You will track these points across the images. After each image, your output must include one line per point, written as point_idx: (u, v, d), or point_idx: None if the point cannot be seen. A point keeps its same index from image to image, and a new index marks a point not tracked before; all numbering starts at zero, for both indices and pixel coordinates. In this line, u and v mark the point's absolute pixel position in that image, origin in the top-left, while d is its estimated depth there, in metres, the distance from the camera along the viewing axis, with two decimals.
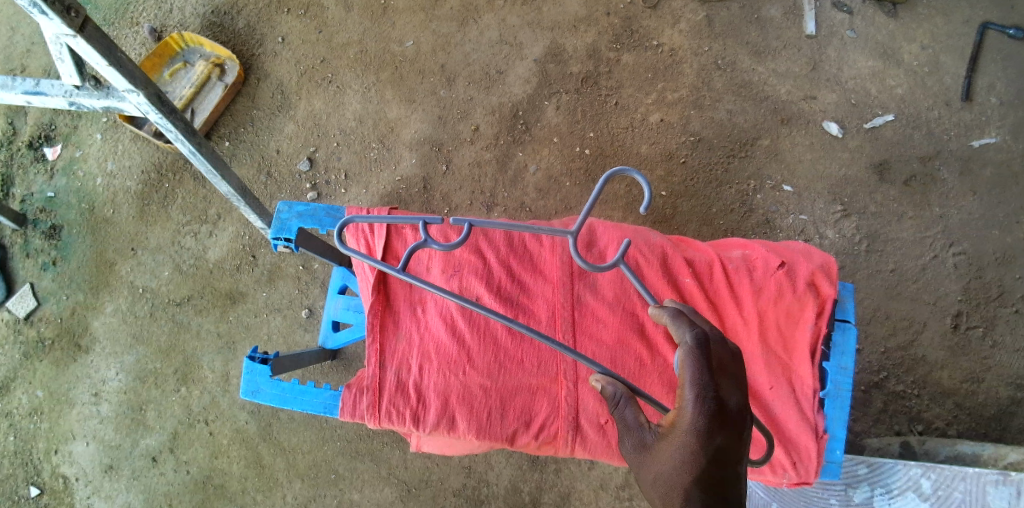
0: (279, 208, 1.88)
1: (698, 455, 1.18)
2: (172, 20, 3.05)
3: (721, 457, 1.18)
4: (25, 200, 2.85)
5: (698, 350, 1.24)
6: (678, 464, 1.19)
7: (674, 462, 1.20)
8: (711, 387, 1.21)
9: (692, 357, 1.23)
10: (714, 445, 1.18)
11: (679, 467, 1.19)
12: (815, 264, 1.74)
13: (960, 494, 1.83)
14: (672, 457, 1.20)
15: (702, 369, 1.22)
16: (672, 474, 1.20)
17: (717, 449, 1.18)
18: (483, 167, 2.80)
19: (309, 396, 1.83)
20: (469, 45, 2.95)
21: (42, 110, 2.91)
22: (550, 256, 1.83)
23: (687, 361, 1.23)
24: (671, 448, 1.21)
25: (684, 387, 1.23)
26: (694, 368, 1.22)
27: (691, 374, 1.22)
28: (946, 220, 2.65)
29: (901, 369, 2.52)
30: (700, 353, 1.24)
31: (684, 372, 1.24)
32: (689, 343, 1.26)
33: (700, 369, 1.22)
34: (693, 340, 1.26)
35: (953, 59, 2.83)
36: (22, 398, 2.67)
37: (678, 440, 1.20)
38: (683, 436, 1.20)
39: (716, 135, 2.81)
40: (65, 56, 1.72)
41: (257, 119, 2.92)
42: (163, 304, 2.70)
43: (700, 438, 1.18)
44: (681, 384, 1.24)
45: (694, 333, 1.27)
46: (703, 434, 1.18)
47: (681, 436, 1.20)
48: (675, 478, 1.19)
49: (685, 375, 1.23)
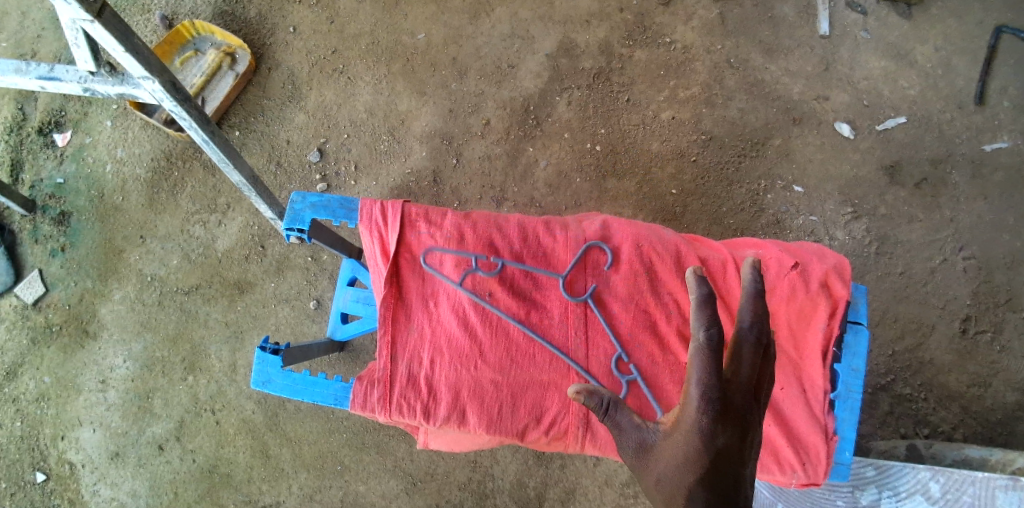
0: (292, 198, 1.84)
1: (701, 455, 1.14)
2: (183, 8, 3.05)
3: (724, 457, 1.14)
4: (33, 186, 2.85)
5: (709, 348, 1.16)
6: (681, 463, 1.15)
7: (677, 461, 1.16)
8: (717, 387, 1.15)
9: (701, 354, 1.16)
10: (717, 446, 1.14)
11: (681, 467, 1.15)
12: (828, 264, 1.74)
13: (968, 498, 1.82)
14: (674, 457, 1.17)
15: (710, 369, 1.16)
16: (675, 476, 1.15)
17: (720, 450, 1.13)
18: (493, 162, 2.79)
19: (321, 387, 1.82)
20: (481, 39, 2.95)
21: (52, 96, 2.92)
22: (563, 250, 1.81)
23: (696, 359, 1.16)
24: (675, 448, 1.18)
25: (690, 385, 1.18)
26: (702, 368, 1.16)
27: (698, 373, 1.16)
28: (957, 223, 2.64)
29: (908, 372, 2.51)
30: (712, 354, 1.15)
31: (691, 370, 1.18)
32: (702, 343, 1.16)
33: (708, 368, 1.15)
34: (708, 339, 1.15)
35: (966, 62, 2.82)
36: (29, 384, 2.68)
37: (681, 439, 1.17)
38: (686, 436, 1.16)
39: (727, 134, 2.80)
40: (81, 41, 1.71)
41: (267, 109, 2.91)
42: (171, 292, 2.71)
43: (704, 438, 1.14)
44: (686, 382, 1.19)
45: (710, 332, 1.16)
46: (706, 434, 1.14)
47: (683, 435, 1.17)
48: (677, 480, 1.15)
49: (692, 373, 1.17)
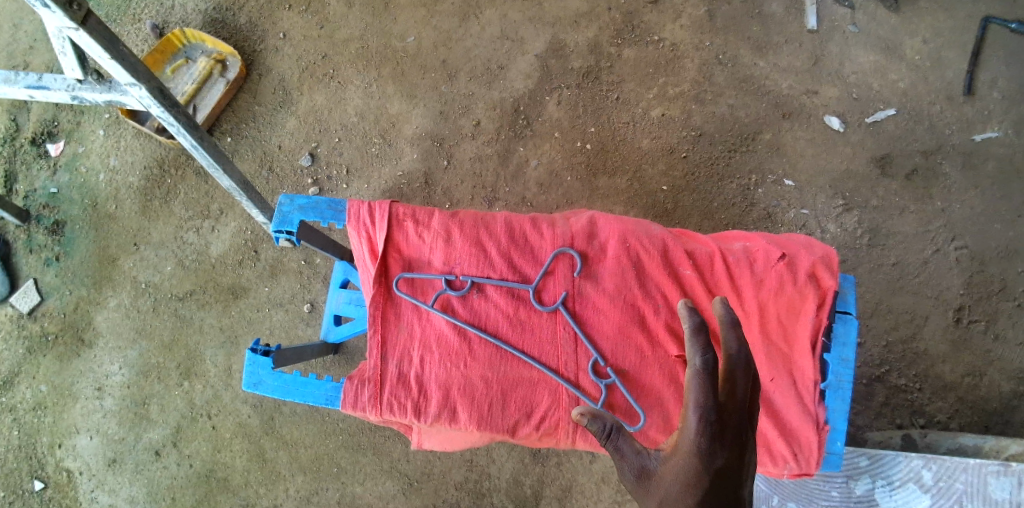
0: (280, 200, 1.85)
1: (701, 475, 1.14)
2: (174, 16, 3.07)
3: (723, 476, 1.14)
4: (28, 196, 2.87)
5: (707, 374, 1.16)
6: (683, 484, 1.15)
7: (680, 484, 1.15)
8: (714, 409, 1.15)
9: (700, 381, 1.16)
10: (716, 465, 1.14)
11: (683, 488, 1.14)
12: (815, 256, 1.74)
13: (961, 485, 1.83)
14: (676, 480, 1.16)
15: (708, 393, 1.16)
16: (677, 498, 1.14)
17: (719, 470, 1.14)
18: (485, 162, 2.80)
19: (311, 388, 1.83)
20: (470, 41, 2.96)
21: (45, 106, 2.94)
22: (551, 247, 1.80)
23: (694, 384, 1.16)
24: (675, 470, 1.17)
25: (688, 408, 1.17)
26: (700, 392, 1.16)
27: (696, 396, 1.16)
28: (948, 213, 2.64)
29: (903, 363, 2.51)
30: (708, 377, 1.16)
31: (689, 393, 1.17)
32: (699, 368, 1.16)
33: (706, 392, 1.16)
34: (704, 365, 1.16)
35: (955, 53, 2.83)
36: (26, 392, 2.69)
37: (681, 460, 1.16)
38: (686, 458, 1.15)
39: (717, 130, 2.80)
40: (68, 50, 1.74)
41: (259, 115, 2.93)
42: (165, 298, 2.71)
43: (704, 457, 1.14)
44: (683, 405, 1.18)
45: (706, 357, 1.17)
46: (705, 455, 1.14)
47: (683, 457, 1.16)
48: (679, 502, 1.14)
49: (689, 396, 1.17)
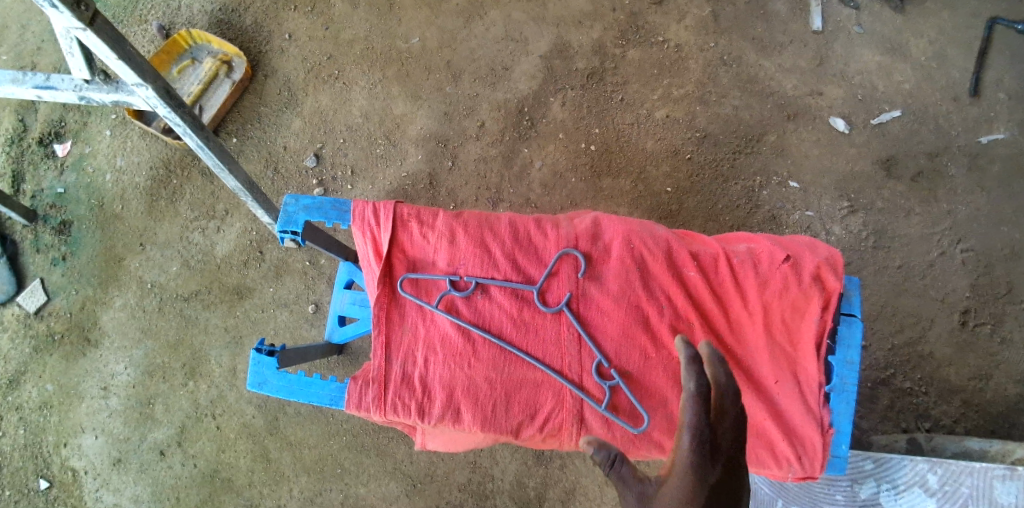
0: (286, 201, 1.86)
1: (696, 492, 1.14)
2: (180, 17, 3.08)
3: (717, 493, 1.14)
4: (35, 196, 2.89)
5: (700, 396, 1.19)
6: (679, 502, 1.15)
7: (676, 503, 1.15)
8: (707, 429, 1.18)
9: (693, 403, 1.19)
10: (710, 482, 1.15)
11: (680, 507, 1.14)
12: (820, 257, 1.73)
13: (967, 489, 1.83)
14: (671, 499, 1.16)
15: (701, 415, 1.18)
16: None
17: (714, 486, 1.15)
18: (489, 163, 2.81)
19: (315, 388, 1.84)
20: (475, 41, 2.97)
21: (52, 107, 2.96)
22: (555, 248, 1.81)
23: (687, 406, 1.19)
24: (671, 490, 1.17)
25: (683, 430, 1.19)
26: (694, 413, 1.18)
27: (690, 418, 1.18)
28: (954, 215, 2.63)
29: (908, 366, 2.50)
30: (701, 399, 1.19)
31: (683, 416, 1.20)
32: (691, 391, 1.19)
33: (699, 412, 1.18)
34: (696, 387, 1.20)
35: (961, 54, 2.82)
36: (32, 391, 2.70)
37: (676, 479, 1.16)
38: (680, 476, 1.16)
39: (722, 131, 2.80)
40: (75, 50, 1.75)
41: (264, 116, 2.94)
42: (171, 298, 2.73)
43: (697, 474, 1.15)
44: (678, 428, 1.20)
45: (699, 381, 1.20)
46: (699, 472, 1.15)
47: (678, 476, 1.16)
48: None
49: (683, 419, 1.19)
